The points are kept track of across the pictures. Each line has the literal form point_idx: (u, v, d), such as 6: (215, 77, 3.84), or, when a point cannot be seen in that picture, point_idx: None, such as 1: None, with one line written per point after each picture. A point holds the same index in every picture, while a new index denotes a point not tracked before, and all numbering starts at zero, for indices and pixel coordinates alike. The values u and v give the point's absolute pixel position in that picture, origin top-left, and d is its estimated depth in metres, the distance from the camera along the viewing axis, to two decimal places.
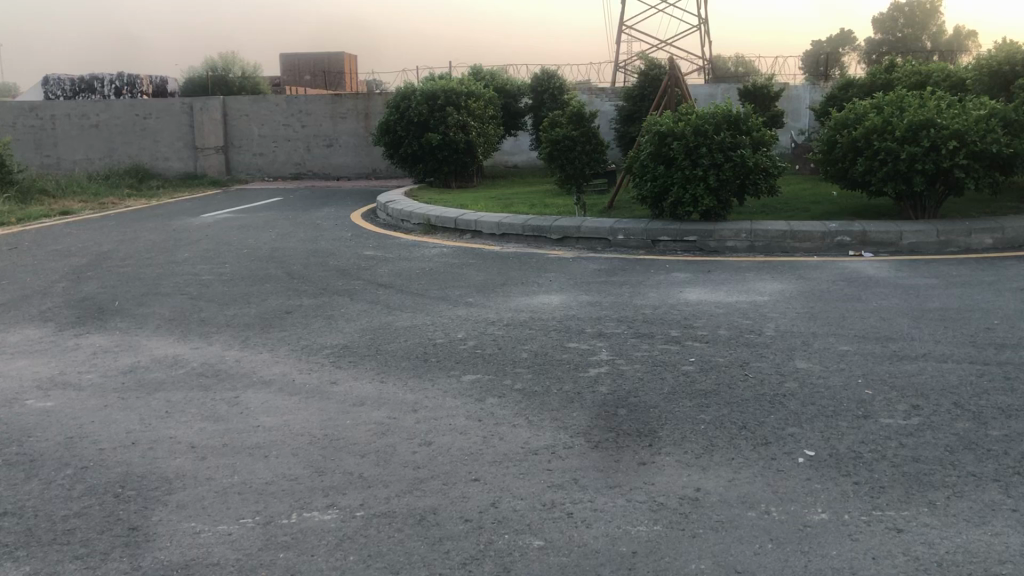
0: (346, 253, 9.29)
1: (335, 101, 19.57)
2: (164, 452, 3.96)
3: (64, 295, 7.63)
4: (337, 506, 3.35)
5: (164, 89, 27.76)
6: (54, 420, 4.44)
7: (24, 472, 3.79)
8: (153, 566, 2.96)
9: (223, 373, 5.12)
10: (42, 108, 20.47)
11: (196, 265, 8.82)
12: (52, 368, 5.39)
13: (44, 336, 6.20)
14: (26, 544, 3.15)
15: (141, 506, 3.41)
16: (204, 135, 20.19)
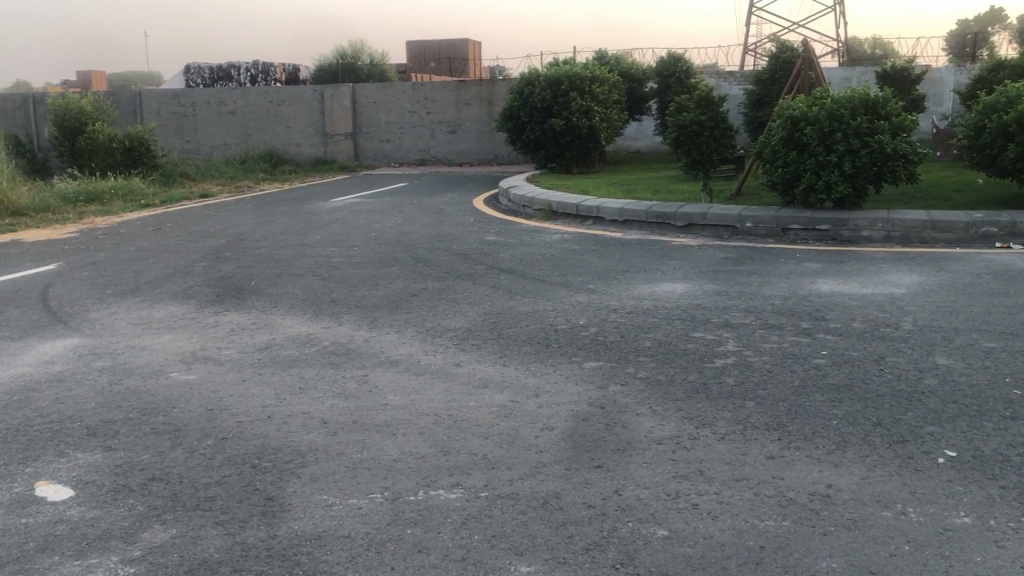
0: (470, 237, 9.42)
1: (460, 88, 19.85)
2: (297, 426, 4.12)
3: (204, 274, 8.02)
4: (462, 485, 3.42)
5: (296, 76, 28.76)
6: (196, 392, 4.69)
7: (171, 441, 4.02)
8: (289, 536, 3.09)
9: (353, 352, 5.29)
10: (184, 96, 21.52)
11: (326, 248, 9.12)
12: (194, 343, 5.69)
13: (187, 313, 6.55)
14: (173, 508, 3.35)
15: (277, 477, 3.57)
16: (334, 121, 20.83)
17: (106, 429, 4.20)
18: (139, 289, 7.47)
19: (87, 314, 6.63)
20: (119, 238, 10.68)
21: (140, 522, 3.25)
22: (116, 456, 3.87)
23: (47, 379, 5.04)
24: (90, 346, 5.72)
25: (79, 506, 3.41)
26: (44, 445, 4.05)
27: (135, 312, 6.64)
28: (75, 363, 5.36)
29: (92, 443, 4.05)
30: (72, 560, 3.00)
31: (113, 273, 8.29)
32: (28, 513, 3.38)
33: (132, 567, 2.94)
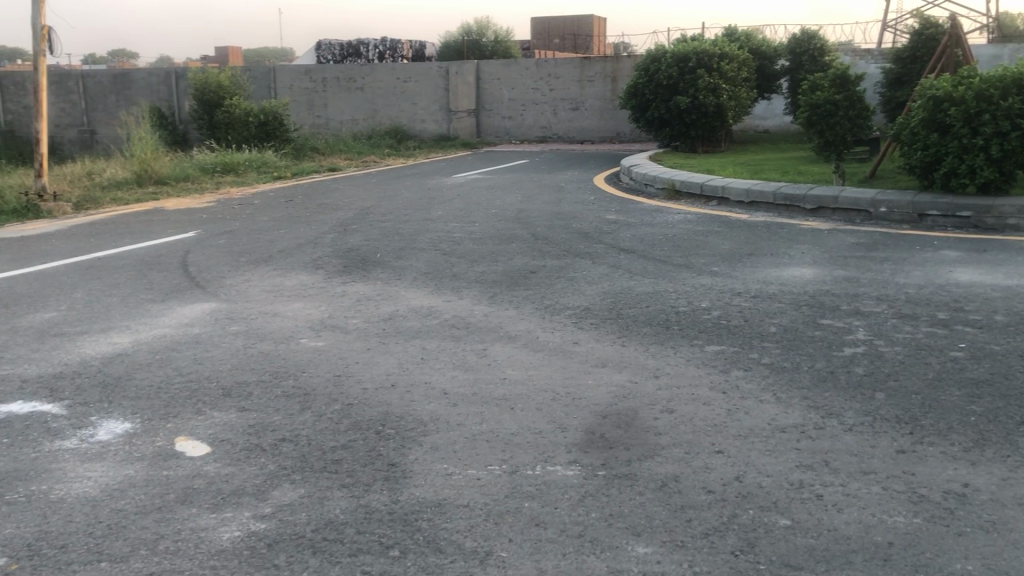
0: (590, 216, 9.39)
1: (584, 64, 19.73)
2: (419, 395, 4.23)
3: (332, 246, 8.28)
4: (580, 463, 3.43)
5: (422, 53, 29.20)
6: (324, 359, 4.87)
7: (300, 404, 4.19)
8: (411, 502, 3.18)
9: (473, 326, 5.37)
10: (315, 72, 22.14)
11: (448, 223, 9.26)
12: (322, 311, 5.89)
13: (315, 282, 6.78)
14: (301, 469, 3.49)
15: (399, 444, 3.67)
16: (458, 97, 21.08)
17: (240, 390, 4.41)
18: (272, 258, 7.78)
19: (224, 280, 6.96)
20: (253, 208, 11.13)
21: (271, 480, 3.40)
22: (250, 416, 4.07)
23: (187, 340, 5.32)
24: (226, 311, 6.00)
25: (215, 461, 3.60)
26: (184, 402, 4.29)
27: (267, 280, 6.92)
28: (212, 326, 5.63)
29: (227, 403, 4.26)
30: (208, 513, 3.17)
31: (248, 241, 8.66)
32: (170, 466, 3.59)
33: (262, 523, 3.08)
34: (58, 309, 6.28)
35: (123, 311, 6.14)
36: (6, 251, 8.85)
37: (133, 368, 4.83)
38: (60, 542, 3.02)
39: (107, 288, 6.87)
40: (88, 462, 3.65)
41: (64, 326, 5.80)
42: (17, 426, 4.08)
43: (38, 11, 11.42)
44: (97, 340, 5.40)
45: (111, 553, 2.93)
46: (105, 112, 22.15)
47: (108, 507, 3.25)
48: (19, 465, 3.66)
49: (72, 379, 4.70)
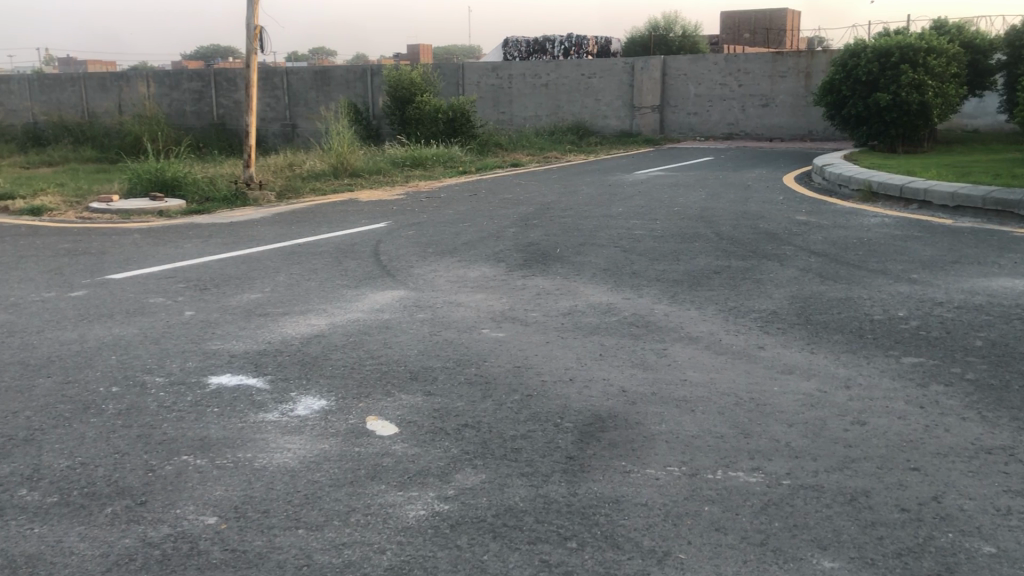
0: (778, 216, 9.09)
1: (776, 60, 19.13)
2: (598, 391, 4.25)
3: (515, 239, 8.45)
4: (763, 471, 3.34)
5: (607, 49, 29.20)
6: (505, 349, 4.98)
7: (482, 392, 4.31)
8: (589, 496, 3.20)
9: (654, 325, 5.33)
10: (502, 69, 22.57)
11: (630, 220, 9.23)
12: (503, 303, 6.02)
13: (497, 275, 6.93)
14: (483, 455, 3.59)
15: (578, 438, 3.71)
16: (643, 93, 20.92)
17: (426, 375, 4.60)
18: (457, 250, 8.02)
19: (411, 270, 7.24)
20: (439, 201, 11.50)
21: (455, 464, 3.53)
22: (434, 401, 4.22)
23: (377, 325, 5.59)
24: (413, 299, 6.25)
25: (402, 441, 3.77)
26: (374, 384, 4.50)
27: (452, 271, 7.15)
28: (401, 313, 5.88)
29: (414, 386, 4.44)
30: (396, 490, 3.33)
31: (434, 233, 8.96)
32: (361, 443, 3.78)
33: (446, 505, 3.20)
34: (263, 290, 6.75)
35: (320, 295, 6.52)
36: (218, 235, 9.59)
37: (328, 349, 5.13)
38: (263, 506, 3.26)
39: (306, 273, 7.32)
40: (288, 434, 3.92)
41: (268, 307, 6.23)
42: (227, 397, 4.43)
43: (253, 12, 12.28)
44: (296, 322, 5.77)
45: (307, 521, 3.13)
46: (305, 107, 23.50)
47: (305, 478, 3.47)
48: (228, 432, 3.97)
49: (274, 356, 5.06)
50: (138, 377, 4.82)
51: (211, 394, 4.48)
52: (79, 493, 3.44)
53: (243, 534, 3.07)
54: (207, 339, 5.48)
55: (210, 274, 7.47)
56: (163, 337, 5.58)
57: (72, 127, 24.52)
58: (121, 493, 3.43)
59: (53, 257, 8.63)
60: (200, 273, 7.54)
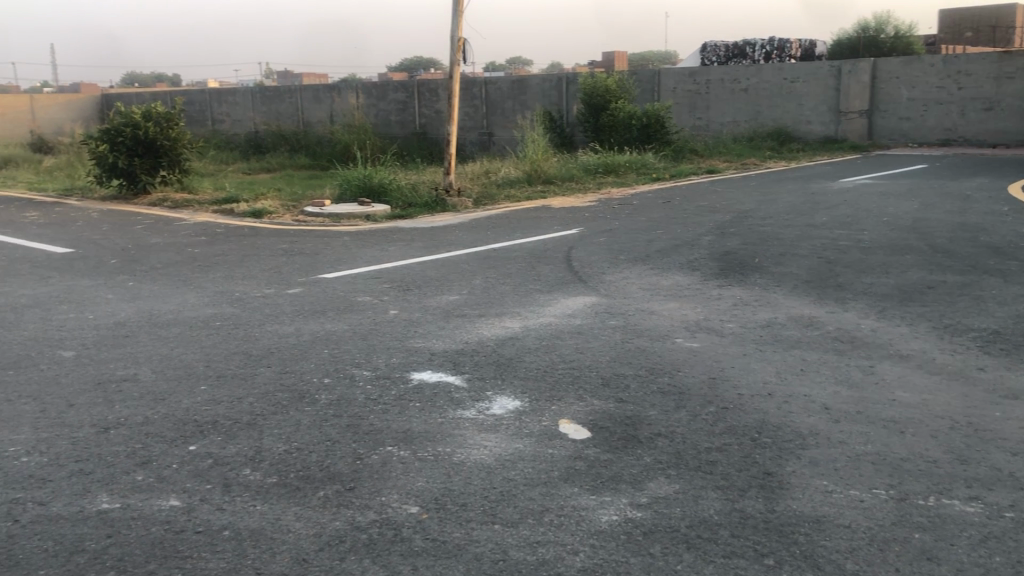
0: (1002, 228, 8.41)
1: (1003, 60, 17.88)
2: (798, 408, 4.10)
3: (710, 248, 8.29)
4: (982, 500, 3.12)
5: (812, 52, 28.02)
6: (699, 360, 4.91)
7: (676, 401, 4.27)
8: (787, 513, 3.11)
9: (860, 341, 5.08)
10: (700, 74, 21.78)
11: (834, 230, 8.84)
12: (699, 313, 5.93)
13: (693, 283, 6.84)
14: (676, 465, 3.56)
15: (776, 454, 3.60)
16: (850, 98, 19.95)
17: (618, 382, 4.60)
18: (649, 257, 7.98)
19: (604, 276, 7.28)
20: (632, 208, 11.47)
21: (647, 472, 3.51)
22: (627, 408, 4.23)
23: (570, 330, 5.66)
24: (605, 305, 6.28)
25: (595, 446, 3.80)
26: (567, 388, 4.57)
27: (645, 278, 7.12)
28: (593, 319, 5.92)
29: (607, 392, 4.47)
30: (589, 494, 3.36)
31: (627, 240, 8.94)
32: (555, 445, 3.85)
33: (639, 512, 3.20)
34: (461, 292, 7.00)
35: (515, 298, 6.67)
36: (419, 239, 10.02)
37: (522, 351, 5.25)
38: (461, 500, 3.38)
39: (501, 276, 7.52)
40: (485, 432, 4.04)
41: (466, 308, 6.45)
42: (427, 393, 4.63)
43: (457, 23, 12.75)
44: (492, 323, 5.95)
45: (503, 518, 3.23)
46: (502, 115, 24.06)
47: (502, 475, 3.57)
48: (429, 426, 4.15)
49: (472, 356, 5.23)
50: (347, 370, 5.14)
51: (413, 389, 4.70)
52: (295, 476, 3.72)
53: (443, 525, 3.20)
54: (409, 337, 5.75)
55: (412, 276, 7.83)
56: (370, 334, 5.90)
57: (289, 136, 26.39)
58: (332, 478, 3.67)
59: (272, 256, 9.35)
60: (402, 274, 7.92)
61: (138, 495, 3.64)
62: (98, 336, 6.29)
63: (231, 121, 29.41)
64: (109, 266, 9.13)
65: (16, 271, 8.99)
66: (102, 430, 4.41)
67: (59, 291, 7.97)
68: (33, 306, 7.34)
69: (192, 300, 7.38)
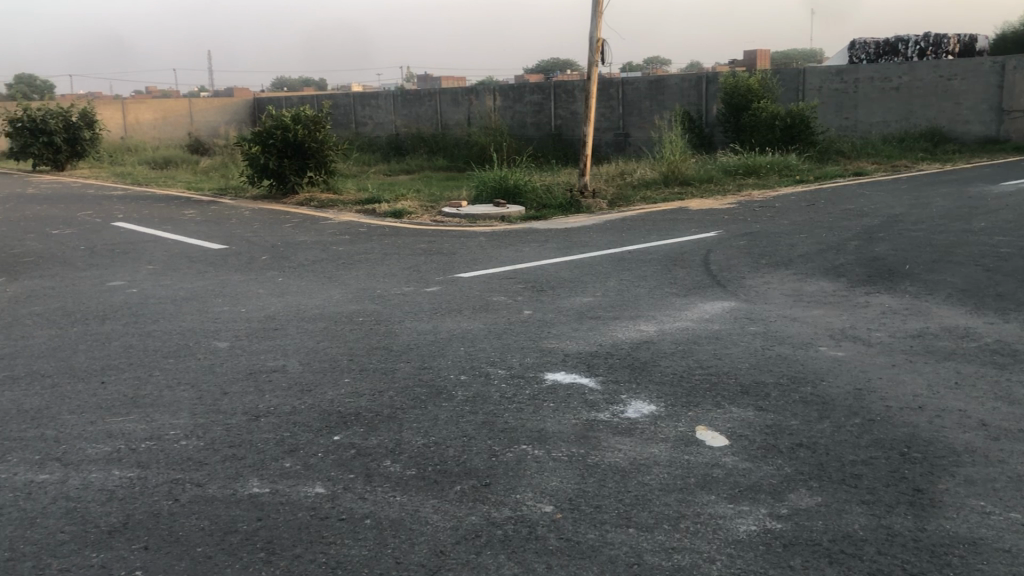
0: None
1: None
2: (952, 423, 3.89)
3: (857, 253, 7.97)
4: None
5: (973, 47, 26.45)
6: (845, 369, 4.73)
7: (819, 412, 4.13)
8: (940, 533, 2.96)
9: (1022, 355, 4.78)
10: (848, 72, 20.73)
11: (993, 236, 8.33)
12: (844, 321, 5.72)
13: (838, 290, 6.60)
14: (818, 477, 3.44)
15: (928, 470, 3.43)
16: (1014, 96, 18.96)
17: (758, 391, 4.48)
18: (791, 263, 7.73)
19: (743, 281, 7.10)
20: (774, 211, 11.15)
21: (788, 483, 3.42)
22: (766, 417, 4.12)
23: (708, 335, 5.56)
24: (744, 310, 6.14)
25: (733, 454, 3.73)
26: (704, 394, 4.49)
27: (787, 284, 6.91)
28: (732, 324, 5.79)
29: (745, 400, 4.36)
30: (726, 502, 3.30)
31: (768, 244, 8.70)
32: (691, 451, 3.79)
33: (779, 523, 3.11)
34: (595, 294, 7.00)
35: (650, 302, 6.61)
36: (555, 240, 10.07)
37: (657, 355, 5.21)
38: (596, 502, 3.39)
39: (636, 279, 7.46)
40: (619, 435, 4.03)
41: (601, 310, 6.44)
42: (562, 393, 4.65)
43: (595, 24, 12.74)
44: (627, 326, 5.90)
45: (638, 521, 3.21)
46: (639, 115, 23.84)
47: (636, 479, 3.55)
48: (563, 427, 4.17)
49: (607, 358, 5.22)
50: (483, 368, 5.22)
51: (548, 389, 4.73)
52: (433, 470, 3.81)
53: (577, 526, 3.21)
54: (544, 337, 5.80)
55: (547, 277, 7.88)
56: (505, 334, 5.97)
57: (429, 138, 27.03)
58: (468, 473, 3.74)
59: (411, 255, 9.59)
60: (537, 275, 7.98)
61: (286, 481, 3.82)
62: (250, 328, 6.63)
63: (374, 123, 30.37)
64: (260, 262, 9.60)
65: (176, 265, 9.58)
66: (254, 417, 4.64)
67: (214, 285, 8.43)
68: (191, 299, 7.81)
69: (336, 296, 7.67)
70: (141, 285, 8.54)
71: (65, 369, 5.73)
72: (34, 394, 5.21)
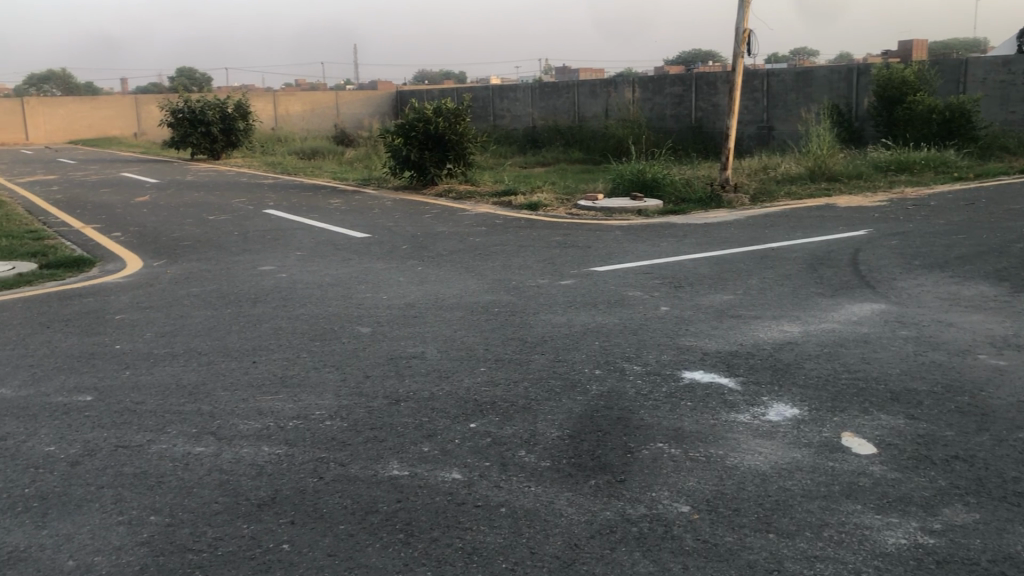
0: None
1: None
2: None
3: (1022, 256, 7.47)
4: None
5: None
6: (1007, 380, 4.44)
7: (978, 424, 3.90)
8: None
9: None
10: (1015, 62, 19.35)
11: None
12: (1007, 328, 5.37)
13: (1001, 295, 6.19)
14: (976, 493, 3.26)
15: None
16: None
17: (910, 398, 4.27)
18: (948, 264, 7.32)
19: (895, 282, 6.78)
20: (928, 210, 10.59)
21: (942, 496, 3.25)
22: (919, 426, 3.92)
23: (855, 338, 5.33)
24: (896, 314, 5.85)
25: (882, 463, 3.56)
26: (851, 399, 4.31)
27: (943, 287, 6.54)
28: (882, 327, 5.54)
29: (896, 408, 4.17)
30: (874, 513, 3.16)
31: (923, 245, 8.27)
32: (836, 458, 3.66)
33: (932, 538, 2.96)
34: (735, 292, 6.83)
35: (793, 301, 6.41)
36: (693, 235, 9.89)
37: (801, 357, 5.04)
38: (734, 504, 3.31)
39: (779, 278, 7.24)
40: (760, 438, 3.92)
41: (741, 309, 6.28)
42: (700, 393, 4.56)
43: (742, 15, 12.41)
44: (769, 326, 5.74)
45: (778, 527, 3.12)
46: (784, 109, 23.10)
47: (777, 484, 3.45)
48: (702, 427, 4.09)
49: (746, 358, 5.09)
50: (618, 363, 5.19)
51: (685, 388, 4.65)
52: (568, 462, 3.81)
53: (715, 528, 3.15)
54: (681, 334, 5.71)
55: (685, 273, 7.75)
56: (641, 329, 5.91)
57: (566, 130, 27.05)
58: (603, 468, 3.73)
59: (547, 247, 9.63)
60: (675, 271, 7.86)
61: (425, 465, 3.91)
62: (391, 315, 6.83)
63: (513, 116, 30.62)
64: (400, 251, 9.86)
65: (322, 252, 9.96)
66: (394, 401, 4.78)
67: (357, 272, 8.71)
68: (336, 285, 8.10)
69: (473, 286, 7.78)
70: (290, 270, 8.93)
71: (220, 348, 6.06)
72: (192, 371, 5.54)
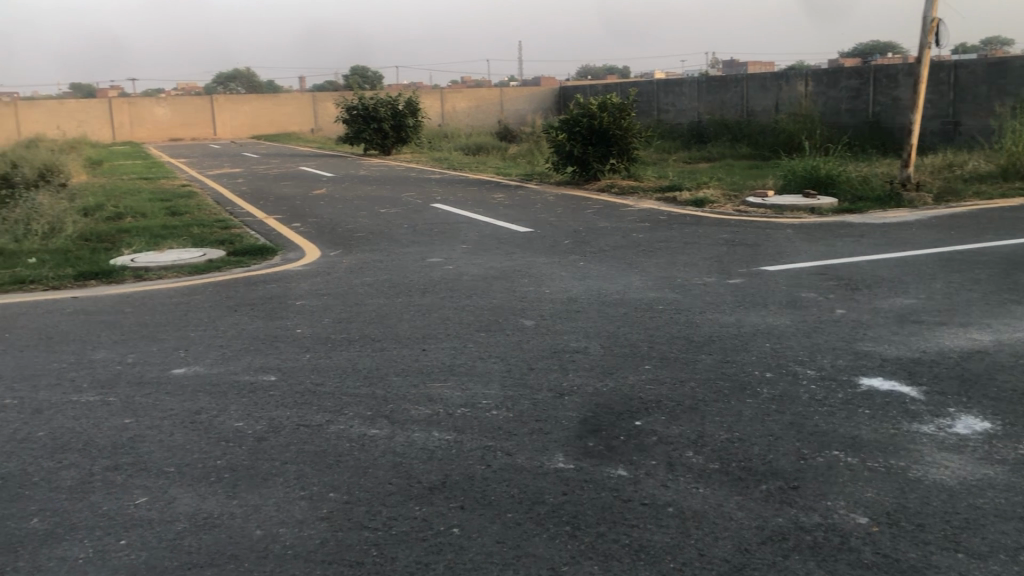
0: None
1: None
2: None
3: None
4: None
5: None
6: None
7: None
8: None
9: None
10: None
11: None
12: None
13: None
14: None
15: None
16: None
17: None
18: None
19: None
20: None
21: None
22: None
23: None
24: None
25: None
26: None
27: None
28: None
29: None
30: None
31: None
32: None
33: None
34: (918, 296, 6.47)
35: (984, 308, 5.99)
36: (868, 235, 9.42)
37: (992, 368, 4.71)
38: (918, 519, 3.15)
39: (968, 282, 6.79)
40: (948, 451, 3.70)
41: (924, 314, 5.94)
42: (879, 401, 4.35)
43: (930, 3, 11.70)
44: (956, 334, 5.40)
45: (969, 547, 2.94)
46: (973, 102, 21.60)
47: (966, 501, 3.25)
48: (882, 436, 3.91)
49: (930, 367, 4.81)
50: (790, 366, 5.02)
51: (863, 395, 4.45)
52: (737, 466, 3.73)
53: (897, 542, 3.01)
54: (859, 339, 5.46)
55: (862, 274, 7.41)
56: (814, 332, 5.69)
57: (734, 126, 26.36)
58: (775, 473, 3.62)
59: (714, 245, 9.42)
60: (850, 272, 7.52)
61: (590, 460, 3.92)
62: (556, 309, 6.88)
63: (680, 111, 30.26)
64: (564, 246, 9.91)
65: (487, 246, 10.15)
66: (559, 395, 4.82)
67: (522, 265, 8.83)
68: (501, 278, 8.25)
69: (638, 283, 7.72)
70: (456, 262, 9.16)
71: (392, 335, 6.30)
72: (366, 356, 5.79)
